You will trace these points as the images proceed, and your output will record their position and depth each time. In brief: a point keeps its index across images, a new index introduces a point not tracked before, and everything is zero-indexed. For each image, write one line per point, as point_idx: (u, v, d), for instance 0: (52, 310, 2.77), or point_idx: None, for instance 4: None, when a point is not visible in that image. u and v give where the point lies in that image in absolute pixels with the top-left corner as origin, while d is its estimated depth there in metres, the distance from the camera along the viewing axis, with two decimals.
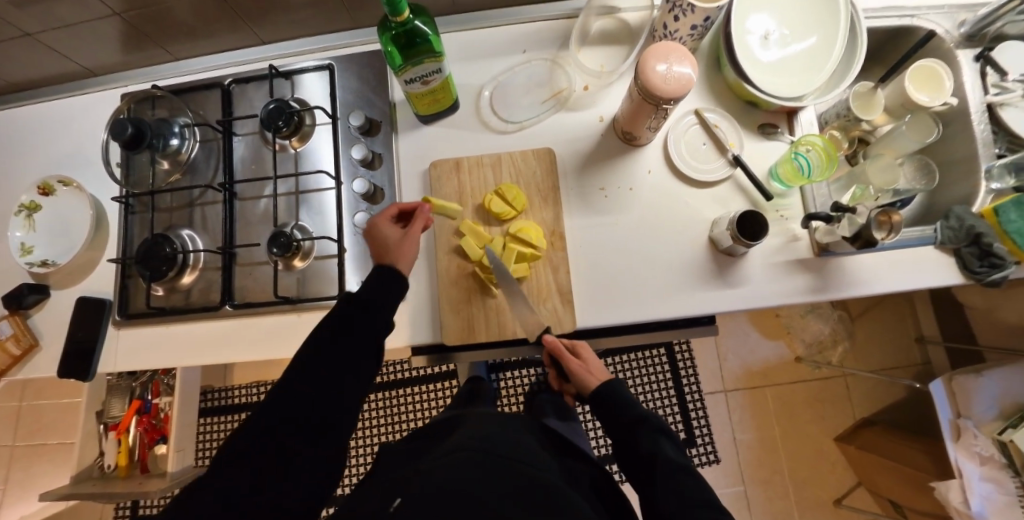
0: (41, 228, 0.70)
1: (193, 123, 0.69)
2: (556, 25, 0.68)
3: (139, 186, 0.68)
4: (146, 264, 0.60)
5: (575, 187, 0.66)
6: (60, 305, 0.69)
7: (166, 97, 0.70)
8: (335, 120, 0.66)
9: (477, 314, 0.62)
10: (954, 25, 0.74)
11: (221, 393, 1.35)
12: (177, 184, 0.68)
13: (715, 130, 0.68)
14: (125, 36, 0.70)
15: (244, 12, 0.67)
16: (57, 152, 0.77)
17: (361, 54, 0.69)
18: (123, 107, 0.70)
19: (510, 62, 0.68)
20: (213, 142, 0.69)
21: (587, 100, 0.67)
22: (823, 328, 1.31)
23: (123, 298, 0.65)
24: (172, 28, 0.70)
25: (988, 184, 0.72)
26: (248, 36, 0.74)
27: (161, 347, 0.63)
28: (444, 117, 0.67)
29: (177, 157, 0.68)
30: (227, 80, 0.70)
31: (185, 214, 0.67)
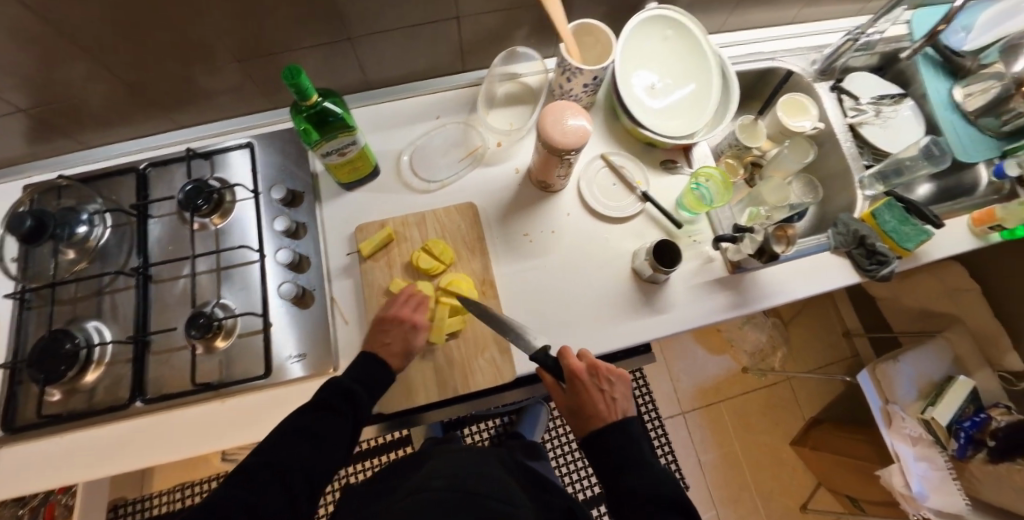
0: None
1: (104, 209, 0.64)
2: (465, 92, 0.73)
3: (39, 279, 0.62)
4: (40, 367, 0.55)
5: (501, 236, 0.69)
6: None
7: (71, 185, 0.64)
8: (257, 195, 0.65)
9: (414, 376, 0.61)
10: (811, 64, 0.86)
11: (141, 504, 1.20)
12: (83, 273, 0.63)
13: (621, 171, 0.74)
14: (30, 130, 0.67)
15: (161, 99, 0.67)
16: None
17: (283, 130, 0.69)
18: (27, 198, 0.65)
19: (425, 127, 0.71)
20: (127, 226, 0.64)
21: (502, 155, 0.71)
22: (760, 336, 1.39)
23: (10, 409, 0.58)
24: (86, 120, 0.68)
25: (863, 192, 0.81)
26: (166, 121, 0.73)
27: (57, 461, 0.57)
28: (366, 182, 0.68)
29: (85, 245, 0.62)
30: (143, 164, 0.66)
31: (92, 303, 0.62)
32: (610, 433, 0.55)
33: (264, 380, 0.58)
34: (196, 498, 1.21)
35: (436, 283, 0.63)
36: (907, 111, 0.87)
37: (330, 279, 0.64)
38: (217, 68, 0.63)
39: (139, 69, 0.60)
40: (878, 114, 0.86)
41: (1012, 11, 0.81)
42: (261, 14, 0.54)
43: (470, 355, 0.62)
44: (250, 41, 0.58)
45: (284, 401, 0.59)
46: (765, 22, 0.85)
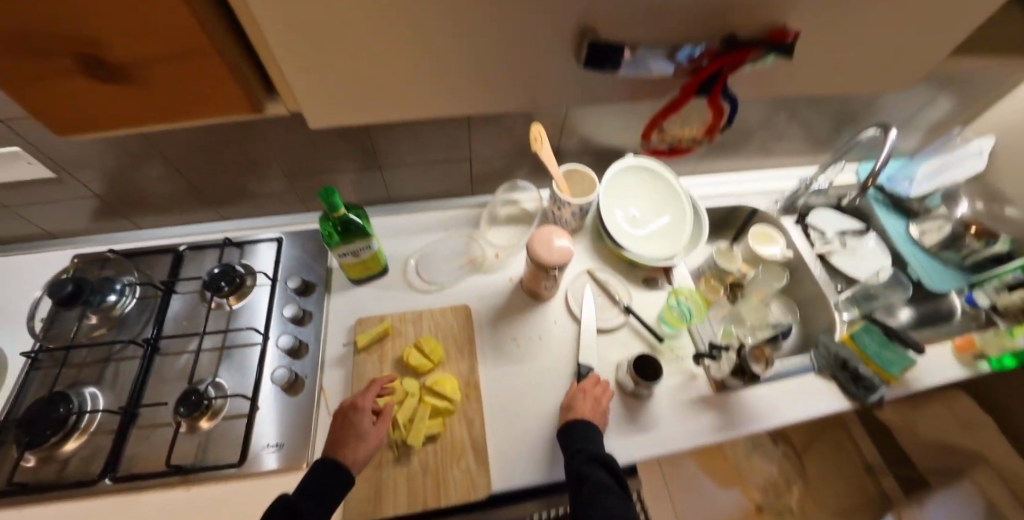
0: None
1: (136, 282, 0.70)
2: (471, 211, 0.84)
3: (56, 341, 0.66)
4: (32, 430, 0.57)
5: (491, 340, 0.72)
6: None
7: (117, 259, 0.72)
8: (274, 283, 0.71)
9: (384, 481, 0.59)
10: (774, 202, 0.98)
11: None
12: (99, 338, 0.67)
13: (605, 285, 0.80)
14: (96, 210, 0.74)
15: (214, 197, 0.75)
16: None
17: (310, 231, 0.78)
18: (73, 267, 0.72)
19: (434, 236, 0.81)
20: (151, 298, 0.70)
21: (498, 264, 0.79)
22: (771, 468, 1.25)
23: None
24: (143, 205, 0.74)
25: (841, 315, 0.83)
26: (209, 212, 0.79)
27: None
28: (374, 280, 0.75)
29: (110, 313, 0.68)
30: (182, 246, 0.74)
31: (96, 368, 0.65)
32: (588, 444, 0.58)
33: (235, 469, 0.57)
34: None
35: (421, 382, 0.65)
36: (871, 242, 0.90)
37: (323, 369, 0.66)
38: (269, 186, 0.76)
39: (206, 185, 0.72)
40: (844, 245, 0.89)
41: (941, 168, 0.86)
42: (316, 148, 0.68)
43: (445, 462, 0.61)
44: (302, 169, 0.72)
45: (248, 496, 0.57)
46: (734, 168, 1.00)
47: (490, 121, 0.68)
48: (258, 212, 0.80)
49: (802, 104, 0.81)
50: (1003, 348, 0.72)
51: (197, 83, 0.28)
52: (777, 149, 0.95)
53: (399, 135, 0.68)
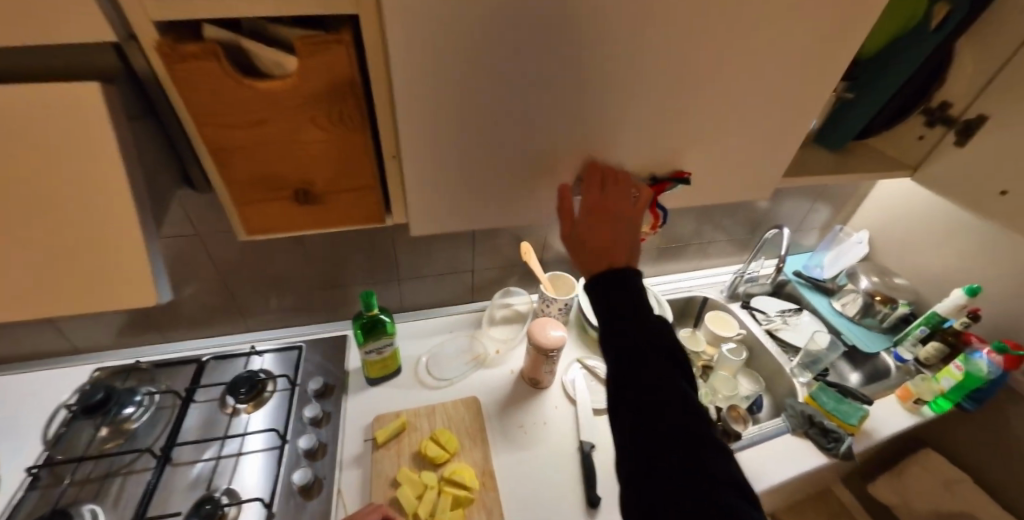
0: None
1: (156, 391, 0.73)
2: (472, 315, 0.96)
3: (64, 454, 0.65)
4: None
5: (500, 429, 0.77)
6: None
7: (144, 369, 0.76)
8: (295, 387, 0.76)
9: None
10: (720, 292, 1.16)
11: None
12: (107, 451, 0.67)
13: (596, 371, 0.89)
14: (126, 324, 0.78)
15: (243, 311, 0.82)
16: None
17: (329, 338, 0.85)
18: (93, 379, 0.74)
19: (441, 338, 0.91)
20: (167, 408, 0.72)
21: (499, 359, 0.88)
22: None
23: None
24: (175, 319, 0.80)
25: (801, 379, 0.95)
26: (235, 325, 0.85)
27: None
28: (388, 379, 0.81)
29: (122, 425, 0.69)
30: (205, 356, 0.79)
31: (97, 484, 0.63)
32: (631, 333, 0.42)
33: None
34: None
35: (439, 474, 0.67)
36: (807, 316, 1.07)
37: (340, 470, 0.68)
38: (296, 299, 0.84)
39: (239, 304, 0.81)
40: (786, 321, 1.07)
41: (839, 255, 1.11)
42: (348, 265, 0.81)
43: None
44: (328, 285, 0.83)
45: None
46: (684, 266, 1.20)
47: (489, 237, 0.87)
48: (275, 323, 0.87)
49: (719, 214, 1.07)
50: (935, 392, 0.85)
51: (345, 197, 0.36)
52: (713, 250, 1.18)
53: (415, 251, 0.84)
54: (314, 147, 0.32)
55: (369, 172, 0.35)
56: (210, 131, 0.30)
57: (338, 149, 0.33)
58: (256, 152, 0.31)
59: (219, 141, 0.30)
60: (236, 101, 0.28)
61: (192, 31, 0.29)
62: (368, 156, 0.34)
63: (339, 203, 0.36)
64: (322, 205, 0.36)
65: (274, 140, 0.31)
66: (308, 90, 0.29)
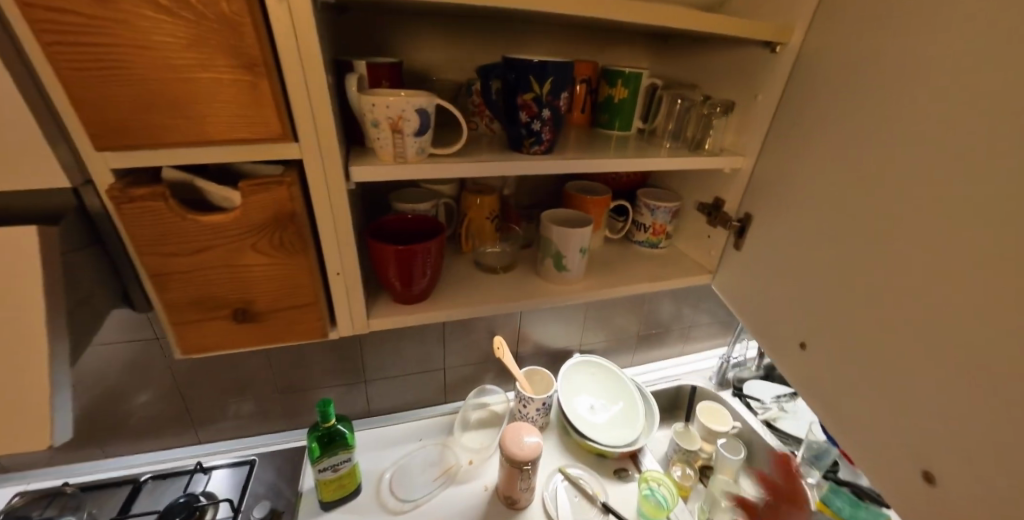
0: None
1: None
2: (445, 420, 0.90)
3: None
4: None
5: None
6: None
7: (68, 495, 0.67)
8: (238, 514, 0.67)
9: None
10: (708, 379, 1.12)
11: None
12: None
13: (580, 483, 0.82)
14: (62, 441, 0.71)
15: (196, 421, 0.76)
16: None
17: (284, 451, 0.79)
18: (5, 509, 0.65)
19: (408, 448, 0.84)
20: None
21: (472, 472, 0.81)
22: None
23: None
24: (117, 433, 0.73)
25: (809, 478, 0.88)
26: (186, 437, 0.78)
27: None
28: (346, 501, 0.73)
29: None
30: (144, 475, 0.71)
31: None
32: None
33: None
34: None
35: None
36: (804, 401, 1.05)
37: None
38: (256, 405, 0.79)
39: (191, 412, 0.76)
40: (783, 408, 1.03)
41: None
42: (313, 366, 0.78)
43: None
44: (292, 388, 0.79)
45: None
46: (668, 353, 1.17)
47: (463, 329, 0.86)
48: (227, 433, 0.80)
49: (695, 298, 1.08)
50: None
51: (287, 317, 0.36)
52: (694, 337, 1.17)
53: (385, 349, 0.81)
54: (255, 270, 0.33)
55: (311, 290, 0.36)
56: (149, 260, 0.31)
57: (280, 271, 0.34)
58: (197, 278, 0.32)
59: (159, 268, 0.31)
60: (177, 233, 0.30)
61: (152, 175, 0.32)
62: (309, 276, 0.35)
63: (280, 322, 0.36)
64: (263, 325, 0.36)
65: (214, 264, 0.32)
66: (250, 220, 0.31)
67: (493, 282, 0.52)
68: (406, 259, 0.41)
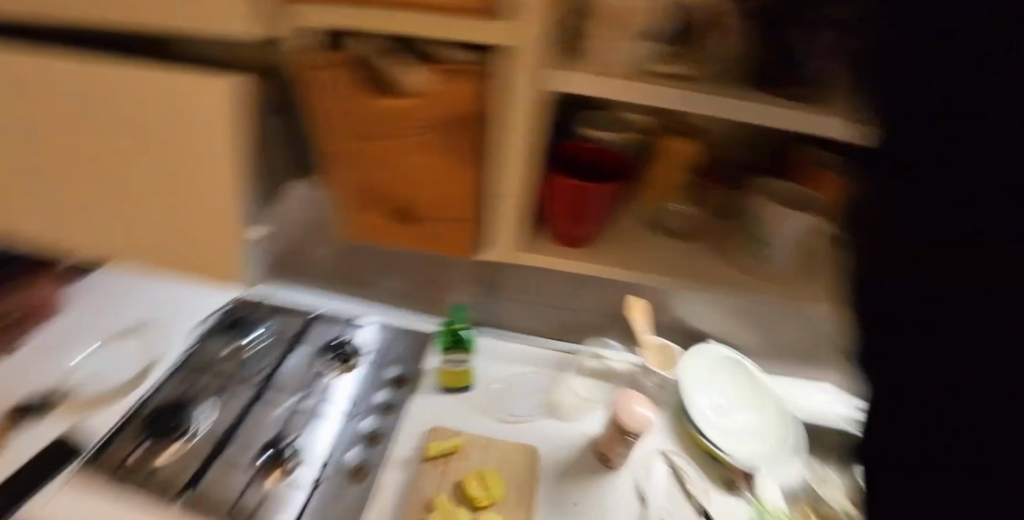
0: (91, 363, 0.80)
1: (273, 331, 0.86)
2: (560, 354, 0.89)
3: (199, 359, 0.82)
4: (156, 428, 0.71)
5: (551, 491, 0.71)
6: (42, 430, 0.71)
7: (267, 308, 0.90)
8: (371, 367, 0.83)
9: None
10: None
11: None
12: (228, 367, 0.81)
13: (682, 475, 0.75)
14: None
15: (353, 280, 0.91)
16: (132, 309, 0.88)
17: (413, 329, 0.90)
18: (229, 306, 0.90)
19: (520, 368, 0.87)
20: (276, 347, 0.84)
21: (574, 414, 0.81)
22: None
23: (102, 449, 0.68)
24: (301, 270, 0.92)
25: None
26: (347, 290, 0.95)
27: (95, 512, 0.63)
28: (458, 391, 0.82)
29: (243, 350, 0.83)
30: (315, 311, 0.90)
31: (213, 393, 0.77)
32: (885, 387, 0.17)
33: None
34: None
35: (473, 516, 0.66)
36: None
37: (387, 465, 0.71)
38: (397, 284, 0.89)
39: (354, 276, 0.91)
40: None
41: None
42: (449, 266, 0.83)
43: None
44: (430, 282, 0.88)
45: None
46: None
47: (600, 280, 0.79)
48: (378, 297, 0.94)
49: None
50: None
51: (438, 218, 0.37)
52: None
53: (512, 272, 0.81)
54: (429, 170, 0.34)
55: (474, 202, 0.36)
56: (341, 137, 0.33)
57: (440, 172, 0.34)
58: (374, 165, 0.34)
59: (345, 148, 0.34)
60: (363, 116, 0.32)
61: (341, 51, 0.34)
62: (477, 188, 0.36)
63: (431, 232, 0.38)
64: (417, 228, 0.38)
65: (394, 157, 0.34)
66: (456, 112, 0.32)
67: (657, 251, 0.43)
68: (577, 201, 0.38)
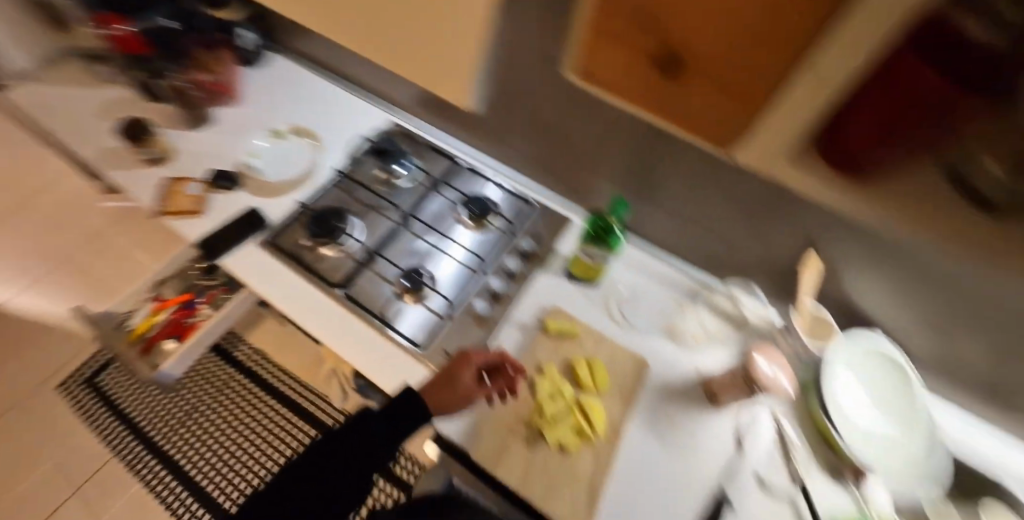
0: (266, 149, 0.85)
1: (418, 167, 0.84)
2: (692, 285, 0.85)
3: (355, 175, 0.83)
4: (317, 226, 0.72)
5: (652, 406, 0.71)
6: (235, 200, 0.79)
7: (418, 143, 0.88)
8: (508, 233, 0.79)
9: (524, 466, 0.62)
10: None
11: (232, 341, 1.29)
12: (376, 189, 0.81)
13: (789, 443, 0.71)
14: (421, 96, 0.89)
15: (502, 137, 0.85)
16: (298, 113, 0.93)
17: (553, 208, 0.84)
18: (385, 130, 0.90)
19: (648, 283, 0.83)
20: (420, 184, 0.83)
21: (692, 347, 0.77)
22: None
23: (281, 230, 0.74)
24: (453, 112, 0.87)
25: None
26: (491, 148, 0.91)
27: (273, 279, 0.69)
28: (582, 283, 0.79)
29: (391, 178, 0.82)
30: (460, 161, 0.87)
31: (362, 209, 0.79)
32: None
33: (415, 350, 0.66)
34: (220, 379, 1.24)
35: (576, 395, 0.68)
36: None
37: (507, 324, 0.72)
38: (544, 153, 0.82)
39: (498, 134, 0.85)
40: None
41: None
42: (616, 150, 0.73)
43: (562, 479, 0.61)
44: (578, 165, 0.80)
45: (408, 376, 0.65)
46: None
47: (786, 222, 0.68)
48: None
49: None
50: None
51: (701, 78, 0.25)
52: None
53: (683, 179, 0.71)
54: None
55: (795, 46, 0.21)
56: None
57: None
58: None
59: None
60: None
61: None
62: (801, 41, 0.20)
63: (701, 100, 0.26)
64: (685, 86, 0.26)
65: None
66: None
67: None
68: (922, 113, 0.21)
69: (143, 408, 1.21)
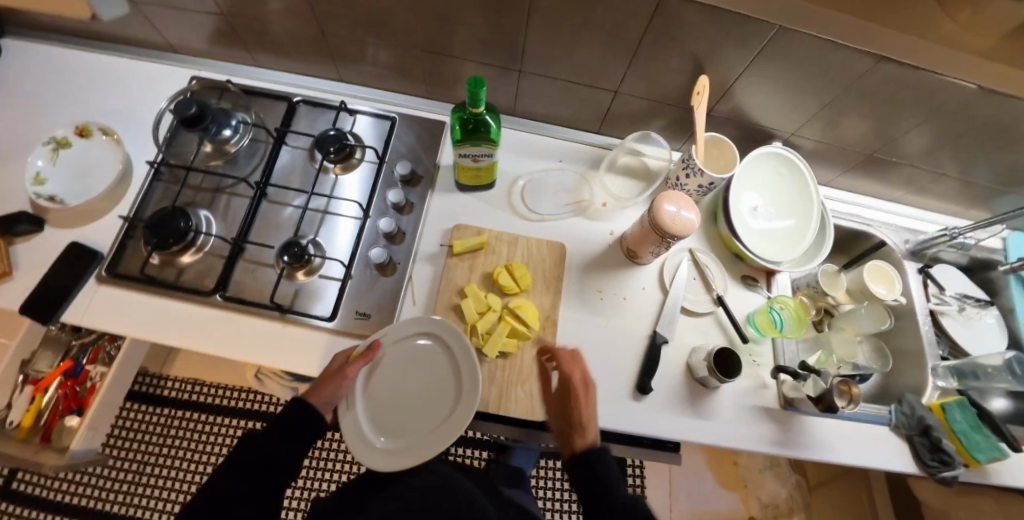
0: (54, 171, 0.65)
1: (251, 122, 0.71)
2: (590, 154, 0.82)
3: (176, 159, 0.69)
4: (157, 234, 0.61)
5: (578, 283, 0.73)
6: (49, 244, 0.63)
7: (235, 92, 0.72)
8: (382, 163, 0.70)
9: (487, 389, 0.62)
10: (902, 241, 0.93)
11: (155, 383, 1.19)
12: (213, 168, 0.69)
13: (705, 269, 0.77)
14: (218, 32, 0.73)
15: (334, 52, 0.74)
16: (72, 103, 0.73)
17: (420, 119, 0.76)
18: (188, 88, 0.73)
19: (548, 166, 0.79)
20: (263, 143, 0.71)
21: (604, 214, 0.78)
22: (779, 490, 1.34)
23: (117, 257, 0.62)
24: (266, 41, 0.74)
25: (935, 380, 0.81)
26: (330, 71, 0.79)
27: (133, 315, 0.60)
28: (478, 191, 0.75)
29: (224, 146, 0.69)
30: (297, 98, 0.74)
31: (209, 197, 0.67)
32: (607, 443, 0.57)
33: (326, 323, 0.62)
34: (162, 418, 1.16)
35: (504, 302, 0.66)
36: (991, 317, 0.89)
37: (414, 259, 0.68)
38: (384, 56, 0.73)
39: (331, 43, 0.72)
40: (961, 310, 0.88)
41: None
42: (455, 26, 0.65)
43: (512, 379, 0.62)
44: (434, 48, 0.70)
45: (331, 348, 0.62)
46: (862, 189, 0.95)
47: (649, 55, 0.65)
48: (369, 78, 0.79)
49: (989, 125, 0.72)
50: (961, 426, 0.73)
51: None
52: (923, 170, 0.86)
53: (536, 38, 0.65)
54: None
55: None
56: None
57: None
58: None
59: None
60: None
61: None
62: None
63: None
64: None
65: None
66: None
67: None
68: None
69: (85, 485, 1.10)
